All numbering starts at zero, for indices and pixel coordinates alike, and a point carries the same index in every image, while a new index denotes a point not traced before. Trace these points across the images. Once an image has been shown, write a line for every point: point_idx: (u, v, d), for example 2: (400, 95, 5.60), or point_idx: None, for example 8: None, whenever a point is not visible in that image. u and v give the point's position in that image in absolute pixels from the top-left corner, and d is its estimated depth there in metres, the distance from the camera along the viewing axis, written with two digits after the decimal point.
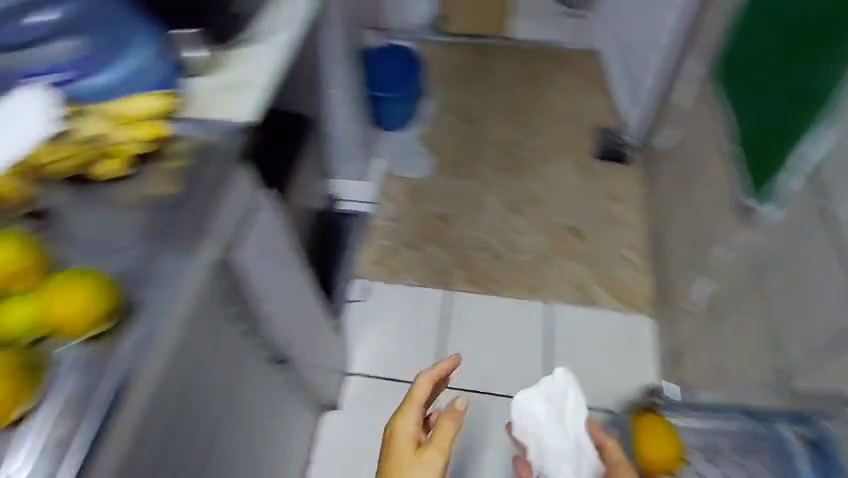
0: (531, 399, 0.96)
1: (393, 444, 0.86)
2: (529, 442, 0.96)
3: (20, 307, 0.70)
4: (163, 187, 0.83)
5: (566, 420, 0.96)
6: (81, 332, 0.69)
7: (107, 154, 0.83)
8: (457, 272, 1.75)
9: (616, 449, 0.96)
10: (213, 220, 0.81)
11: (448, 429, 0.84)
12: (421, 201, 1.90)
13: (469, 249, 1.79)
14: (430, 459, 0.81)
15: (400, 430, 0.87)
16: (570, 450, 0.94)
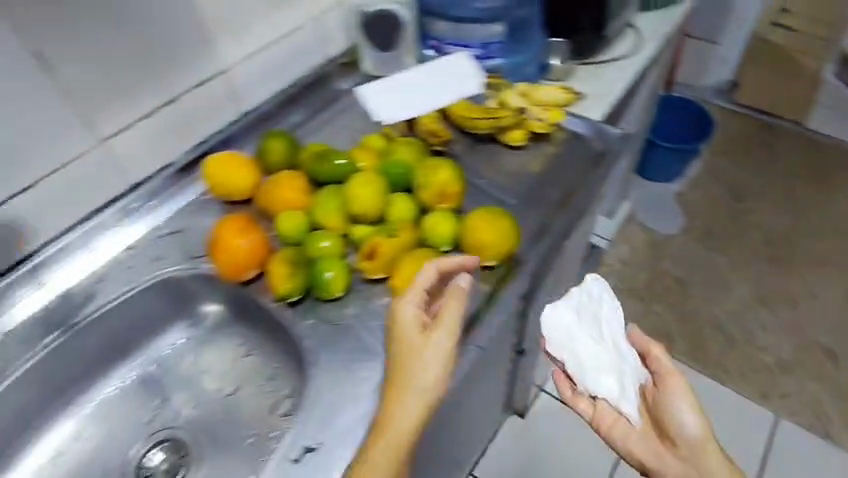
0: (557, 305, 0.66)
1: (400, 342, 0.54)
2: (563, 359, 0.65)
3: (443, 224, 0.64)
4: (546, 167, 0.78)
5: (608, 326, 0.67)
6: (487, 259, 0.64)
7: (504, 120, 0.76)
8: (681, 342, 1.58)
9: (662, 360, 0.69)
10: (575, 210, 0.75)
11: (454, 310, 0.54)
12: (660, 257, 1.75)
13: (703, 325, 1.62)
14: (416, 381, 0.52)
15: (405, 301, 0.55)
16: (617, 362, 0.66)
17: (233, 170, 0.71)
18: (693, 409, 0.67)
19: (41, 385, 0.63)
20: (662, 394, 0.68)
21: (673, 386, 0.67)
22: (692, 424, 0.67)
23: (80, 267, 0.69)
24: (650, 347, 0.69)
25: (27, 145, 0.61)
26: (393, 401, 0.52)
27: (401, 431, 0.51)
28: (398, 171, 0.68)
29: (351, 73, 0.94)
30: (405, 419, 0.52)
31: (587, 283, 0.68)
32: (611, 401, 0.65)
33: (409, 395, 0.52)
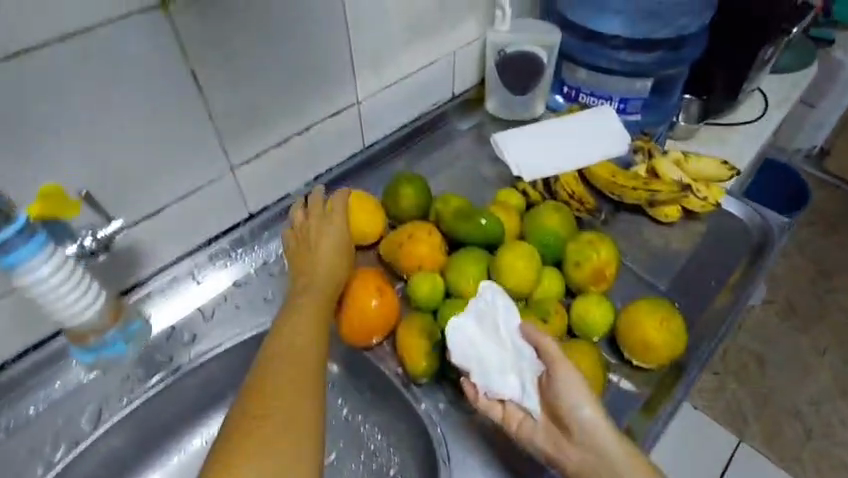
0: (476, 326, 0.52)
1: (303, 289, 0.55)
2: (470, 370, 0.51)
3: (599, 313, 0.57)
4: (695, 249, 0.70)
5: (507, 326, 0.52)
6: (645, 363, 0.56)
7: (661, 194, 0.68)
8: (754, 427, 1.43)
9: (552, 349, 0.48)
10: (730, 303, 0.65)
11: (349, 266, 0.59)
12: (738, 330, 1.61)
13: (779, 411, 1.46)
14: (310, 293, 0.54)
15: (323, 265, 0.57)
16: (511, 361, 0.51)
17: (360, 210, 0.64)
18: (594, 415, 0.47)
19: (137, 432, 0.57)
20: (586, 417, 0.47)
21: (580, 396, 0.47)
22: (625, 458, 0.46)
23: (189, 300, 0.63)
24: (542, 338, 0.49)
25: (162, 169, 0.56)
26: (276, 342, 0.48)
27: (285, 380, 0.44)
28: (549, 241, 0.61)
29: (473, 113, 0.88)
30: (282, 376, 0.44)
31: (483, 294, 0.54)
32: (514, 404, 0.51)
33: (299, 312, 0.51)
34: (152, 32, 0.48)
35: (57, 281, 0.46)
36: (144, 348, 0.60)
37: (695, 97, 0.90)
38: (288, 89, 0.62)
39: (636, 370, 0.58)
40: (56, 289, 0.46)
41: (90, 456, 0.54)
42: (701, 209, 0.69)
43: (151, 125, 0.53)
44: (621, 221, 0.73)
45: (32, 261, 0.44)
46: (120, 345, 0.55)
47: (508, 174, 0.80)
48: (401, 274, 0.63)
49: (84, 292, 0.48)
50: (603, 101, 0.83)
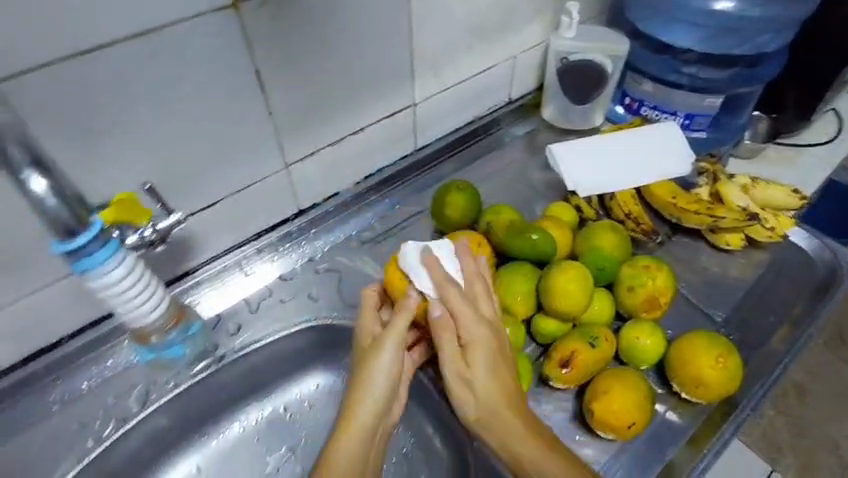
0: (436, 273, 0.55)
1: (361, 374, 0.51)
2: None
3: (649, 341, 0.55)
4: (755, 281, 0.66)
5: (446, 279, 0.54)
6: (696, 398, 0.54)
7: (727, 220, 0.65)
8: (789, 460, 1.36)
9: (464, 305, 0.50)
10: (790, 342, 0.61)
11: (395, 358, 0.50)
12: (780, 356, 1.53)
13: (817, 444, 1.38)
14: (371, 390, 0.50)
15: (377, 363, 0.50)
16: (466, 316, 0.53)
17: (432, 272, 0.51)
18: (490, 436, 0.49)
19: (177, 416, 0.58)
20: (485, 402, 0.48)
21: (468, 410, 0.50)
22: (537, 452, 0.47)
23: (235, 291, 0.64)
24: (444, 306, 0.50)
25: (220, 164, 0.57)
26: (336, 443, 0.48)
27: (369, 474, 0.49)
28: (604, 264, 0.58)
29: (528, 121, 0.86)
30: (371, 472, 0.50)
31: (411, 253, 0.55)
32: None
33: (365, 403, 0.49)
34: (223, 32, 0.49)
35: (128, 283, 0.48)
36: None
37: (764, 116, 0.86)
38: (347, 90, 0.62)
39: (682, 403, 0.56)
40: (126, 291, 0.48)
41: (133, 435, 0.56)
42: (768, 240, 0.66)
43: (214, 121, 0.54)
44: (674, 246, 0.70)
45: (104, 266, 0.45)
46: (178, 348, 0.57)
47: (560, 185, 0.78)
48: None
49: (147, 297, 0.50)
50: (667, 115, 0.80)
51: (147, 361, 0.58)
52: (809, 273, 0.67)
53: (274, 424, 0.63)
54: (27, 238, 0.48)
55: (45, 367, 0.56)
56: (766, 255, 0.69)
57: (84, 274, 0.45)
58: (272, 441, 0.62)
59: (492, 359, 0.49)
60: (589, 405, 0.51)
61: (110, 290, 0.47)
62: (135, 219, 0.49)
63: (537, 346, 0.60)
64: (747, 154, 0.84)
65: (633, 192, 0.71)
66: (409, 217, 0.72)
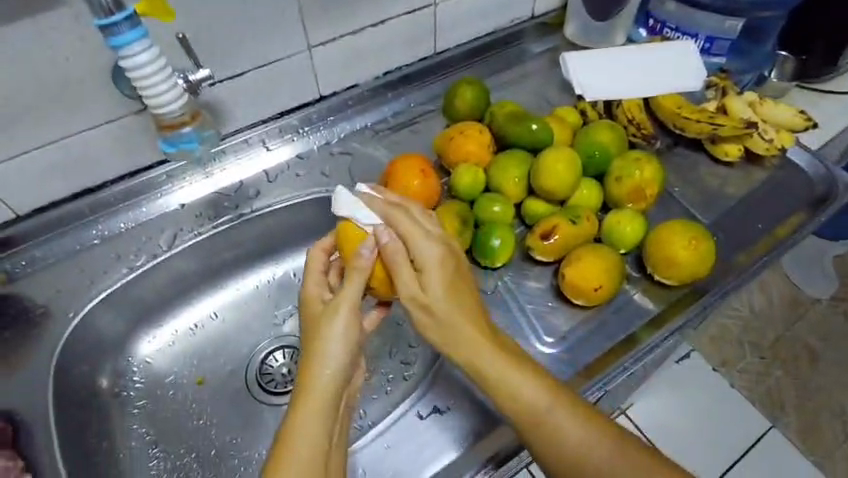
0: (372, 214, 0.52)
1: (313, 347, 0.44)
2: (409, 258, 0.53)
3: (629, 228, 0.58)
4: (750, 194, 0.69)
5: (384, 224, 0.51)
6: (665, 279, 0.58)
7: (725, 128, 0.67)
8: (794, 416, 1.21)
9: (413, 240, 0.47)
10: (775, 249, 0.64)
11: (345, 325, 0.45)
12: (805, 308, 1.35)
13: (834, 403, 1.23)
14: (325, 361, 0.43)
15: (331, 339, 0.44)
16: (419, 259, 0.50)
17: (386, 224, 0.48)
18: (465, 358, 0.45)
19: (201, 261, 0.67)
20: (447, 333, 0.45)
21: (451, 343, 0.45)
22: (519, 379, 0.45)
23: (256, 164, 0.71)
24: (389, 228, 0.47)
25: (249, 35, 0.62)
26: (292, 421, 0.42)
27: (336, 465, 0.42)
28: (596, 154, 0.62)
29: (548, 37, 0.87)
30: (336, 462, 0.42)
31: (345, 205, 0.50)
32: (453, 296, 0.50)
33: (321, 373, 0.43)
34: None
35: (151, 70, 0.45)
36: (216, 194, 0.68)
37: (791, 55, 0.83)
38: None
39: (656, 287, 0.60)
40: (150, 77, 0.45)
41: (162, 269, 0.64)
42: (765, 152, 0.69)
43: None
44: (675, 157, 0.72)
45: (132, 47, 0.43)
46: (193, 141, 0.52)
47: (573, 97, 0.80)
48: (447, 169, 0.67)
49: (167, 89, 0.47)
50: (687, 37, 0.81)
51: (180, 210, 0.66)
52: (805, 190, 0.69)
53: (286, 285, 0.71)
54: (75, 75, 0.54)
55: (90, 205, 0.64)
56: (765, 172, 0.70)
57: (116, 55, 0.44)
58: (282, 298, 0.70)
59: (447, 277, 0.46)
60: (563, 271, 0.56)
61: (137, 75, 0.44)
62: (161, 17, 0.46)
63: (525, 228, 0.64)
64: (771, 92, 0.83)
65: (640, 102, 0.72)
66: (421, 114, 0.77)
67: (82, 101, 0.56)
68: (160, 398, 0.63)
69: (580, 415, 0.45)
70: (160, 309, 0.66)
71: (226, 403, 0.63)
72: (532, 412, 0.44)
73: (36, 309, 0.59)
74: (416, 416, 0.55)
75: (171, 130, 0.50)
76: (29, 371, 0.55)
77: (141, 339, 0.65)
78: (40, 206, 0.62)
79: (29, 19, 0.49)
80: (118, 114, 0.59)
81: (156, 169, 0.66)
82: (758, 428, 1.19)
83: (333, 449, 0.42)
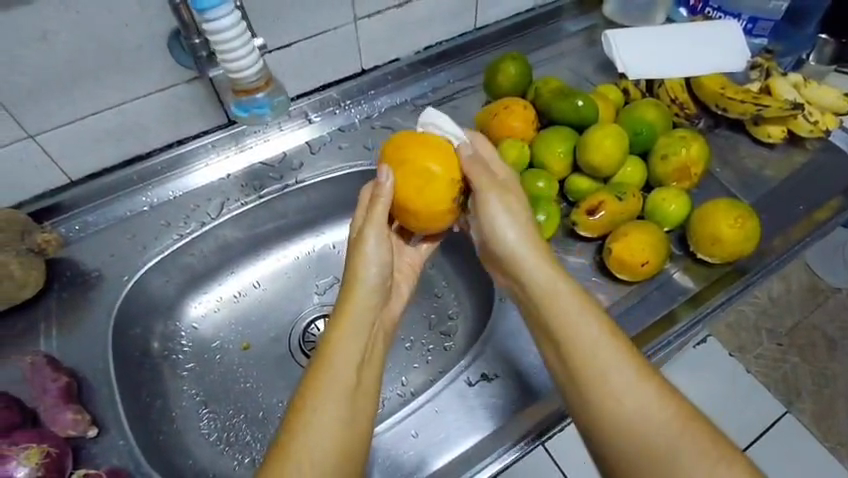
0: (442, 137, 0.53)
1: (352, 274, 0.46)
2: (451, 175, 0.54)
3: (674, 205, 0.59)
4: (791, 177, 0.69)
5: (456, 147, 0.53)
6: (709, 257, 0.58)
7: (770, 109, 0.67)
8: (813, 401, 1.17)
9: (485, 172, 0.49)
10: (816, 231, 0.64)
11: (379, 248, 0.47)
12: (832, 290, 1.29)
13: None
14: (363, 283, 0.46)
15: (367, 261, 0.47)
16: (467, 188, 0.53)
17: (414, 158, 0.47)
18: (542, 283, 0.46)
19: (246, 230, 0.68)
20: (527, 259, 0.47)
21: (527, 269, 0.47)
22: (585, 318, 0.43)
23: (299, 136, 0.71)
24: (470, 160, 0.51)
25: (297, 7, 0.62)
26: (330, 343, 0.43)
27: (371, 382, 0.43)
28: (642, 131, 0.62)
29: (587, 15, 0.86)
30: (370, 380, 0.43)
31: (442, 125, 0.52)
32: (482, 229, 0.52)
33: (359, 296, 0.45)
34: None
35: (231, 35, 0.45)
36: (260, 165, 0.69)
37: (831, 39, 0.81)
38: None
39: (698, 266, 0.61)
40: (228, 42, 0.45)
41: (210, 237, 0.66)
42: (808, 134, 0.69)
43: None
44: (715, 138, 0.72)
45: (217, 10, 0.44)
46: (265, 106, 0.51)
47: (613, 76, 0.80)
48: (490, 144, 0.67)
49: (245, 55, 0.47)
50: (730, 18, 0.79)
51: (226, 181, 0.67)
52: None
53: (327, 256, 0.72)
54: (130, 42, 0.54)
55: (139, 173, 0.65)
56: (807, 155, 0.70)
57: (201, 17, 0.44)
58: (323, 269, 0.71)
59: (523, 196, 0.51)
60: (610, 247, 0.57)
61: (218, 38, 0.44)
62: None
63: (567, 204, 0.65)
64: (811, 75, 0.82)
65: (683, 82, 0.72)
66: (461, 90, 0.77)
67: (138, 69, 0.57)
68: (208, 362, 0.65)
69: (642, 372, 0.42)
70: (206, 275, 0.68)
71: (270, 368, 0.65)
72: (588, 356, 0.42)
73: (91, 273, 0.61)
74: (464, 383, 0.55)
75: (245, 94, 0.50)
76: (89, 333, 0.58)
77: (189, 304, 0.67)
78: (93, 173, 0.63)
79: None
80: (169, 83, 0.60)
81: (201, 138, 0.67)
82: (771, 414, 1.15)
83: (368, 366, 0.43)
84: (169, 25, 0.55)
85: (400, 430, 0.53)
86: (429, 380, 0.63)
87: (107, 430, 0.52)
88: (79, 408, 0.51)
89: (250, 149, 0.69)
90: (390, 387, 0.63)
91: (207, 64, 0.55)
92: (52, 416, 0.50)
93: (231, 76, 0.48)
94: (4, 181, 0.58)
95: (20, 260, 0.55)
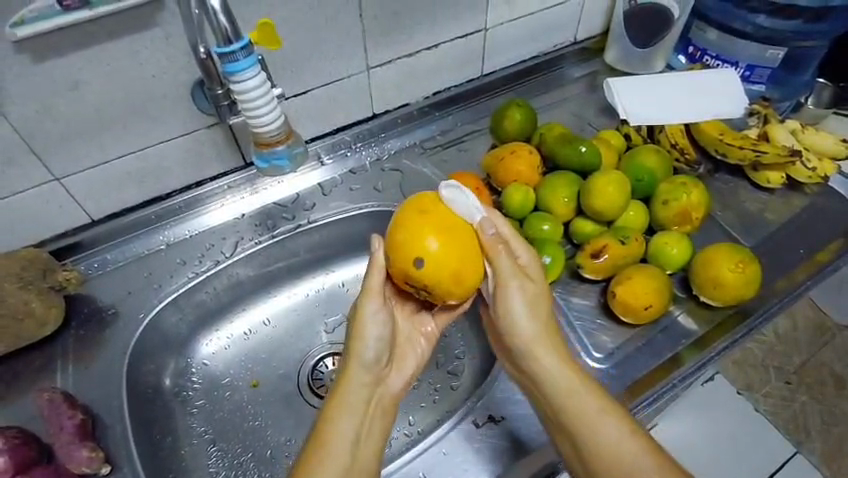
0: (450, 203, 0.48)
1: (350, 348, 0.49)
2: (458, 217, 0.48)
3: (677, 249, 0.60)
4: (791, 220, 0.70)
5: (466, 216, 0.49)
6: (711, 300, 0.60)
7: (768, 155, 0.69)
8: (822, 441, 1.15)
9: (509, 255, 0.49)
10: (818, 275, 0.65)
11: (377, 323, 0.49)
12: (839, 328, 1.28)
13: None
14: (359, 359, 0.48)
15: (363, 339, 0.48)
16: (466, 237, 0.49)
17: (407, 243, 0.44)
18: (547, 372, 0.49)
19: (259, 268, 0.70)
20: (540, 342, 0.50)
21: (539, 352, 0.49)
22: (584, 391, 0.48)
23: (310, 177, 0.74)
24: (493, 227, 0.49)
25: (313, 58, 0.65)
26: (330, 420, 0.46)
27: (367, 460, 0.46)
28: (644, 178, 0.64)
29: (590, 62, 0.89)
30: (365, 457, 0.46)
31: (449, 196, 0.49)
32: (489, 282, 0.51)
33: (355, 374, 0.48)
34: None
35: (254, 95, 0.49)
36: (274, 205, 0.71)
37: (829, 83, 0.84)
38: (427, 5, 0.67)
39: (701, 309, 0.62)
40: (251, 102, 0.49)
41: (224, 275, 0.68)
42: (808, 179, 0.71)
43: (317, 13, 0.61)
44: (715, 182, 0.75)
45: (244, 73, 0.48)
46: (284, 159, 0.54)
47: (615, 120, 0.83)
48: (496, 187, 0.69)
49: (267, 111, 0.50)
50: (728, 65, 0.82)
51: (241, 221, 0.70)
52: None
53: (336, 294, 0.74)
54: (154, 92, 0.58)
55: (158, 212, 0.67)
56: (805, 199, 0.72)
57: (230, 79, 0.48)
58: (331, 307, 0.73)
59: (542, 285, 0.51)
60: (614, 289, 0.58)
61: (242, 97, 0.48)
62: (270, 46, 0.52)
63: (571, 246, 0.67)
64: (809, 118, 0.84)
65: (683, 128, 0.74)
66: (469, 134, 0.79)
67: (162, 116, 0.60)
68: (217, 400, 0.65)
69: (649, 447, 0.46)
70: (218, 313, 0.69)
71: (278, 406, 0.66)
72: (603, 436, 0.46)
73: (107, 310, 0.63)
74: (471, 425, 0.56)
75: (267, 147, 0.53)
76: (104, 370, 0.59)
77: (201, 341, 0.68)
78: (114, 212, 0.66)
79: (115, 42, 0.52)
80: (191, 128, 0.63)
81: (218, 180, 0.69)
82: (780, 455, 1.14)
83: (364, 444, 0.46)
84: (193, 77, 0.58)
85: (411, 469, 0.54)
86: (436, 420, 0.64)
87: (120, 468, 0.53)
88: (94, 446, 0.52)
89: (264, 190, 0.72)
90: (398, 427, 0.63)
91: (226, 114, 0.57)
92: (67, 454, 0.51)
93: (253, 130, 0.51)
94: (29, 222, 0.61)
95: (41, 297, 0.57)
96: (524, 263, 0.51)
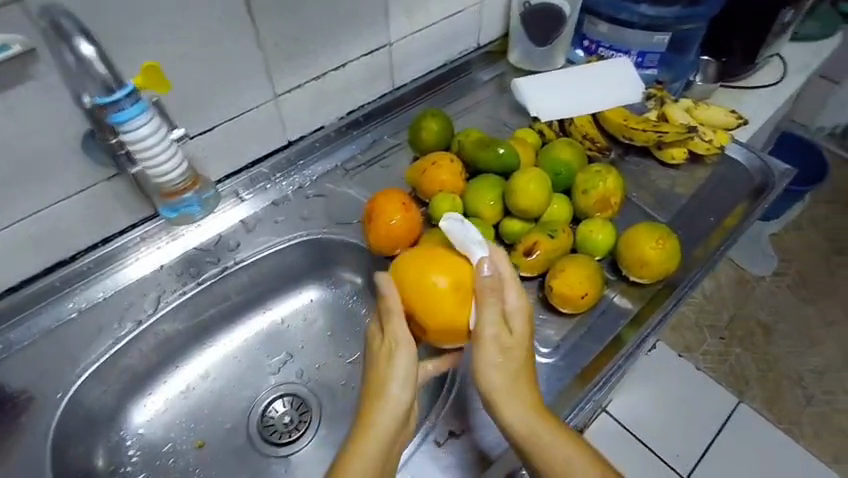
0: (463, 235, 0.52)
1: (378, 383, 0.46)
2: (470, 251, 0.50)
3: (601, 235, 0.63)
4: (698, 192, 0.75)
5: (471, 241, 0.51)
6: (639, 278, 0.62)
7: (668, 134, 0.74)
8: (759, 389, 1.23)
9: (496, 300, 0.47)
10: (729, 238, 0.70)
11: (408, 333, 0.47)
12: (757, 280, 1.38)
13: (792, 368, 1.26)
14: (388, 400, 0.45)
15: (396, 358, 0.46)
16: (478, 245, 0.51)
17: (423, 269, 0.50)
18: (517, 427, 0.46)
19: (188, 320, 0.66)
20: (512, 403, 0.46)
21: (508, 413, 0.46)
22: (553, 438, 0.46)
23: (230, 215, 0.70)
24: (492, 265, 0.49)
25: (215, 93, 0.62)
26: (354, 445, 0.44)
27: None
28: (561, 171, 0.67)
29: (497, 64, 0.91)
30: None
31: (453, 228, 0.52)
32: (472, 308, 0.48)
33: (386, 408, 0.45)
34: None
35: (150, 143, 0.47)
36: (196, 250, 0.67)
37: (713, 60, 0.91)
38: (325, 25, 0.66)
39: (632, 287, 0.64)
40: (146, 150, 0.47)
41: (149, 335, 0.63)
42: (706, 152, 0.76)
43: (210, 47, 0.58)
44: (627, 165, 0.78)
45: (134, 121, 0.45)
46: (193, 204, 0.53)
47: (528, 117, 0.85)
48: (424, 199, 0.69)
49: (167, 157, 0.48)
50: (621, 54, 0.86)
51: (160, 273, 0.65)
52: (746, 182, 0.76)
53: (276, 332, 0.71)
54: (38, 150, 0.53)
55: (63, 278, 0.62)
56: (708, 170, 0.77)
57: (119, 129, 0.46)
58: (273, 347, 0.70)
59: (524, 335, 0.48)
60: (550, 284, 0.60)
61: (136, 146, 0.46)
62: (157, 88, 0.52)
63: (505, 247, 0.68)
64: (700, 95, 0.91)
65: (590, 118, 0.78)
66: (389, 149, 0.79)
67: (51, 174, 0.55)
68: (161, 468, 0.61)
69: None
70: (149, 375, 0.64)
71: (230, 461, 0.62)
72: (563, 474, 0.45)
73: (19, 396, 0.57)
74: (434, 444, 0.55)
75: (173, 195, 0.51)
76: (23, 461, 0.53)
77: (133, 409, 0.63)
78: (11, 286, 0.60)
79: None
80: (88, 183, 0.58)
81: (128, 233, 0.65)
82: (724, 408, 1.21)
83: None
84: (83, 127, 0.54)
85: None
86: None
87: None
88: None
89: (182, 236, 0.68)
90: None
91: (125, 165, 0.54)
92: None
93: (155, 179, 0.50)
94: None
95: None
96: (518, 310, 0.48)
